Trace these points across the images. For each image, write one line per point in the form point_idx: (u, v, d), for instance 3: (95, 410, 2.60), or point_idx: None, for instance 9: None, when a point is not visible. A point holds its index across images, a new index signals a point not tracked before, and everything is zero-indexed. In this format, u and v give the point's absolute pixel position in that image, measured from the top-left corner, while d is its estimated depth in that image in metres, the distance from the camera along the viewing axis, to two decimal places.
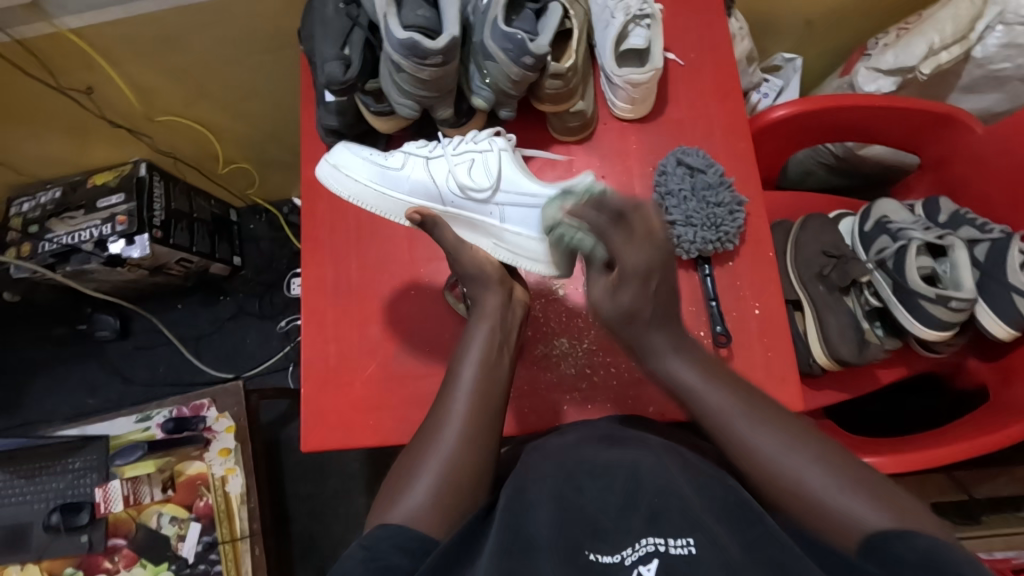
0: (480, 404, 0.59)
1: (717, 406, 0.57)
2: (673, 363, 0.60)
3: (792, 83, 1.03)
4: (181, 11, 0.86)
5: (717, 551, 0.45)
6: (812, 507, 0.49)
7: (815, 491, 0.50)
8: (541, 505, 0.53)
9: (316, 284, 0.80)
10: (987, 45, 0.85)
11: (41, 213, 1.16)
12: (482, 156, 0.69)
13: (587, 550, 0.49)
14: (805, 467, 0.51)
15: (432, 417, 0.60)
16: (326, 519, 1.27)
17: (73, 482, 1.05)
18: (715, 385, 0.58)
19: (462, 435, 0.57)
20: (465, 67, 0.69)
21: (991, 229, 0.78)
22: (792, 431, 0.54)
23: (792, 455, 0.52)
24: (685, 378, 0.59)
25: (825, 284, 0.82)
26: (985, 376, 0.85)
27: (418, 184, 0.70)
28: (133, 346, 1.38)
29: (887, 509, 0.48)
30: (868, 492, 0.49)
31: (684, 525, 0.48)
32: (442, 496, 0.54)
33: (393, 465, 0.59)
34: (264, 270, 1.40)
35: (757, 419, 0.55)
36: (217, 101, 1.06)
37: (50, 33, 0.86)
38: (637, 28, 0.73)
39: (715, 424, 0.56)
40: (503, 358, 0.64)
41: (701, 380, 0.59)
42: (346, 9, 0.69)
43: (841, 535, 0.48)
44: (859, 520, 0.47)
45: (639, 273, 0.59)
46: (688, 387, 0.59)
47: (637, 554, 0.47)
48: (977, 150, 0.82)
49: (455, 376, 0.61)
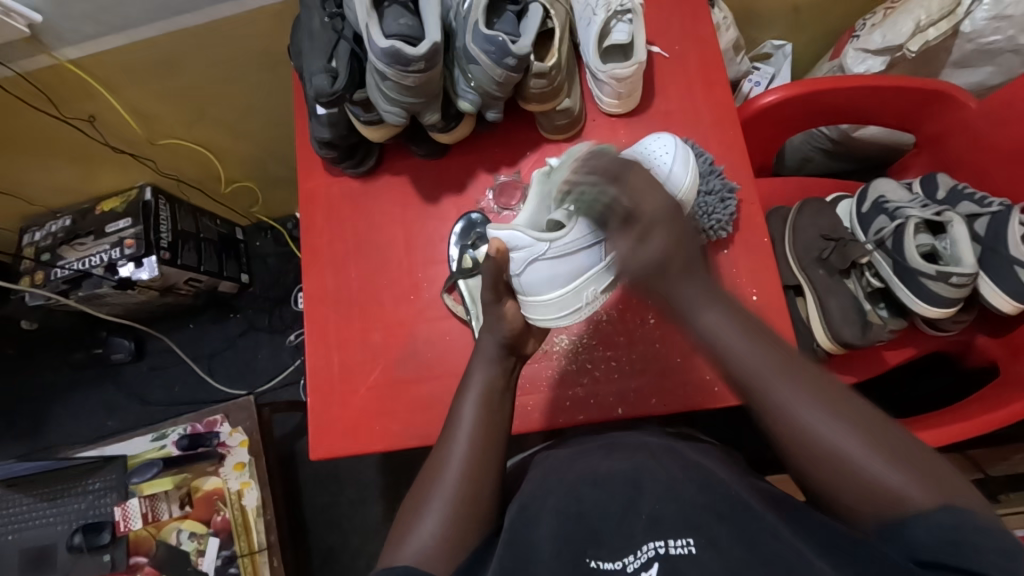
0: (484, 437, 0.59)
1: (755, 363, 0.52)
2: (707, 317, 0.54)
3: (783, 69, 1.06)
4: (173, 35, 0.88)
5: (715, 553, 0.48)
6: (844, 484, 0.48)
7: (859, 468, 0.48)
8: (543, 520, 0.55)
9: (318, 295, 0.81)
10: (975, 19, 0.84)
11: (52, 241, 1.19)
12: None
13: (588, 557, 0.51)
14: (843, 438, 0.49)
15: (438, 444, 0.61)
16: (343, 529, 1.28)
17: (94, 503, 1.07)
18: (752, 342, 0.53)
19: (466, 472, 0.58)
20: (451, 72, 0.70)
21: (991, 203, 0.77)
22: (829, 396, 0.51)
23: (830, 423, 0.49)
24: (722, 333, 0.53)
25: (825, 267, 0.82)
26: (995, 352, 0.83)
27: None
28: (148, 367, 1.41)
29: (926, 483, 0.46)
30: (902, 460, 0.47)
31: (683, 527, 0.51)
32: (450, 535, 0.54)
33: (411, 486, 0.60)
34: (272, 286, 1.42)
35: (792, 381, 0.51)
36: (215, 122, 1.08)
37: (50, 65, 0.88)
38: (619, 23, 0.74)
39: (751, 389, 0.52)
40: (506, 401, 0.64)
41: (738, 333, 0.53)
42: (331, 22, 0.70)
43: (880, 518, 0.47)
44: (900, 494, 0.46)
45: (660, 216, 0.55)
46: (723, 344, 0.53)
47: (640, 561, 0.50)
48: (973, 125, 0.81)
49: (455, 415, 0.62)
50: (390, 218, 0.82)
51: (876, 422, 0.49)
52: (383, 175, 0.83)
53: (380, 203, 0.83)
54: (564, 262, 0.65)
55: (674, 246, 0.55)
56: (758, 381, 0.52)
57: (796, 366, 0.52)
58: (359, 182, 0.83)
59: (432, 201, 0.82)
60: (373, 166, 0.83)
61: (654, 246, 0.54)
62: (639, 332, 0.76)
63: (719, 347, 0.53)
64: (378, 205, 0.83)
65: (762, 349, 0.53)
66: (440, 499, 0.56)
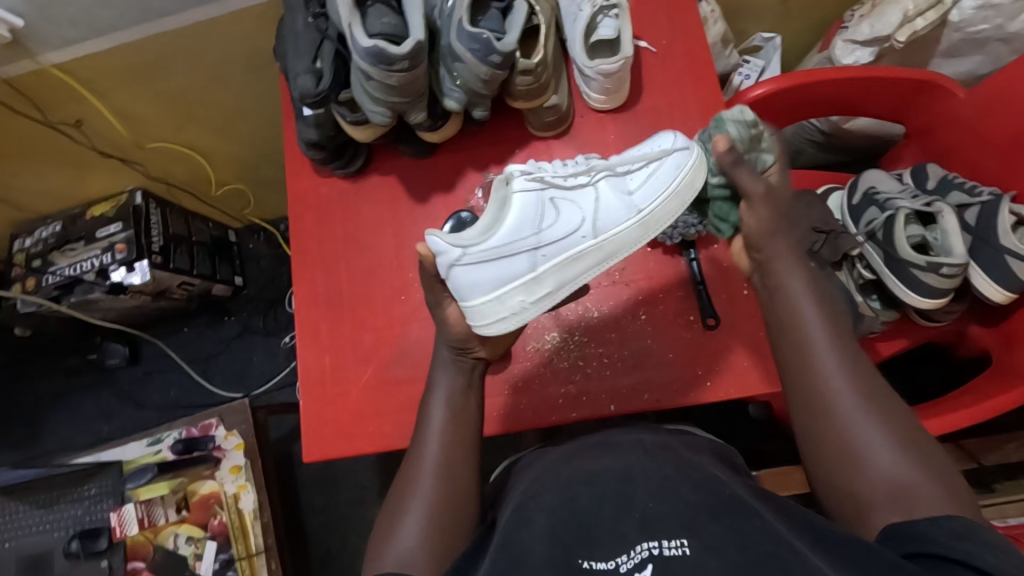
0: (453, 439, 0.60)
1: (812, 333, 0.57)
2: (789, 271, 0.59)
3: (773, 62, 1.04)
4: (157, 38, 0.87)
5: (710, 554, 0.47)
6: (855, 468, 0.52)
7: (873, 452, 0.51)
8: (535, 521, 0.54)
9: (308, 297, 0.81)
10: (963, 9, 0.84)
11: (43, 247, 1.18)
12: (542, 197, 0.65)
13: (580, 558, 0.50)
14: (869, 426, 0.52)
15: (410, 447, 0.62)
16: (342, 530, 1.28)
17: (90, 509, 1.07)
18: (815, 306, 0.58)
19: (438, 471, 0.58)
20: (436, 70, 0.69)
21: (981, 193, 0.77)
22: (864, 387, 0.54)
23: (860, 409, 0.53)
24: (797, 288, 0.59)
25: (817, 260, 0.83)
26: (988, 341, 0.83)
27: (612, 213, 0.66)
28: (144, 372, 1.41)
29: (941, 491, 0.49)
30: (920, 464, 0.51)
31: (674, 528, 0.50)
32: (432, 538, 0.55)
33: (391, 488, 0.61)
34: (266, 288, 1.42)
35: (842, 360, 0.56)
36: (203, 124, 1.08)
37: (34, 70, 0.87)
38: (606, 18, 0.73)
39: (800, 358, 0.57)
40: (471, 400, 0.63)
41: (810, 296, 0.58)
42: (315, 22, 0.69)
43: (888, 502, 0.50)
44: (911, 483, 0.50)
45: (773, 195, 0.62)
46: (793, 297, 0.58)
47: (633, 562, 0.49)
48: (961, 114, 0.81)
49: (425, 414, 0.62)
50: (379, 218, 0.82)
51: (902, 416, 0.53)
52: (372, 175, 0.83)
53: (370, 203, 0.82)
54: (483, 269, 0.61)
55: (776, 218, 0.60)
56: (810, 346, 0.56)
57: (844, 343, 0.57)
58: (347, 183, 0.83)
59: (422, 200, 0.81)
60: (361, 166, 0.82)
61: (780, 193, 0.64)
62: (631, 328, 0.76)
63: (793, 302, 0.58)
64: (367, 205, 0.82)
65: (822, 321, 0.57)
66: (417, 501, 0.57)
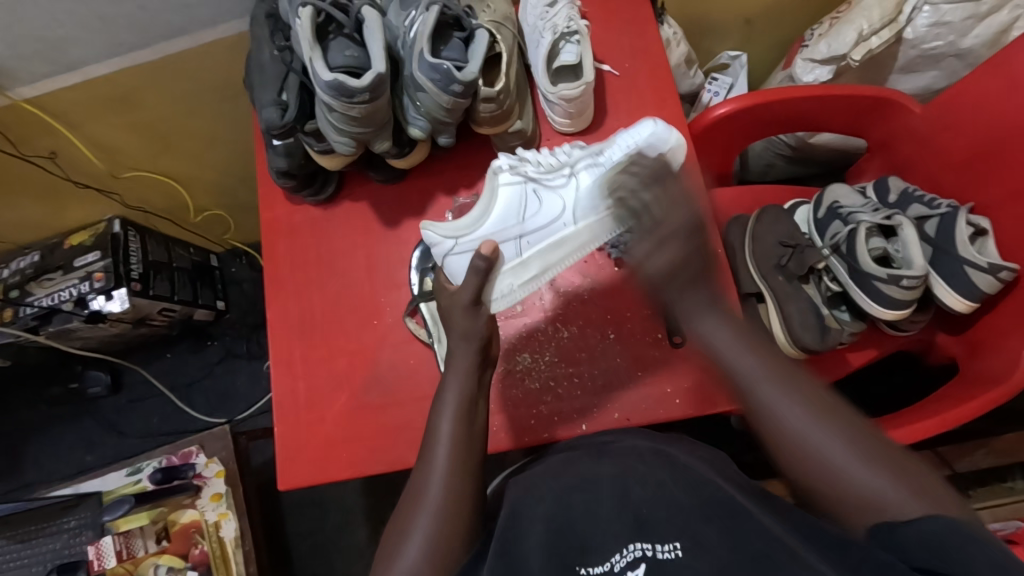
0: (461, 455, 0.60)
1: (749, 370, 0.58)
2: (706, 323, 0.61)
3: (740, 79, 1.05)
4: (130, 71, 0.88)
5: (704, 553, 0.49)
6: (830, 493, 0.52)
7: (834, 466, 0.52)
8: (533, 526, 0.55)
9: (281, 324, 0.81)
10: (917, 26, 0.87)
11: (20, 278, 1.18)
12: (525, 188, 0.71)
13: (577, 564, 0.51)
14: (828, 442, 0.53)
15: (418, 465, 0.62)
16: (328, 554, 1.27)
17: (69, 542, 1.05)
18: (743, 346, 0.60)
19: (445, 483, 0.59)
20: (401, 100, 0.71)
21: (940, 204, 0.78)
22: (816, 404, 0.56)
23: (816, 429, 0.54)
24: (717, 340, 0.61)
25: (784, 274, 0.84)
26: (954, 349, 0.84)
27: (590, 200, 0.71)
28: (126, 400, 1.40)
29: (917, 495, 0.49)
30: (888, 471, 0.51)
31: (670, 531, 0.52)
32: (436, 551, 0.55)
33: (394, 510, 0.60)
34: (248, 311, 1.41)
35: (780, 385, 0.57)
36: (180, 152, 1.08)
37: (5, 105, 0.88)
38: (567, 44, 0.75)
39: (745, 389, 0.58)
40: (478, 408, 0.65)
41: (736, 341, 0.60)
42: (280, 55, 0.71)
43: (860, 514, 0.51)
44: (879, 498, 0.50)
45: (679, 234, 0.62)
46: (717, 347, 0.60)
47: (626, 561, 0.50)
48: (918, 130, 0.83)
49: (434, 429, 0.62)
50: (351, 244, 0.83)
51: (863, 430, 0.54)
52: (343, 203, 0.84)
53: (342, 230, 0.83)
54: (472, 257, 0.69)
55: (685, 259, 0.62)
56: (751, 383, 0.58)
57: (785, 371, 0.58)
58: (319, 211, 0.84)
59: (392, 225, 0.82)
60: (332, 193, 0.83)
61: (666, 255, 0.61)
62: (600, 347, 0.77)
63: (715, 352, 0.60)
64: (339, 231, 0.83)
65: (755, 354, 0.59)
66: (425, 517, 0.57)
